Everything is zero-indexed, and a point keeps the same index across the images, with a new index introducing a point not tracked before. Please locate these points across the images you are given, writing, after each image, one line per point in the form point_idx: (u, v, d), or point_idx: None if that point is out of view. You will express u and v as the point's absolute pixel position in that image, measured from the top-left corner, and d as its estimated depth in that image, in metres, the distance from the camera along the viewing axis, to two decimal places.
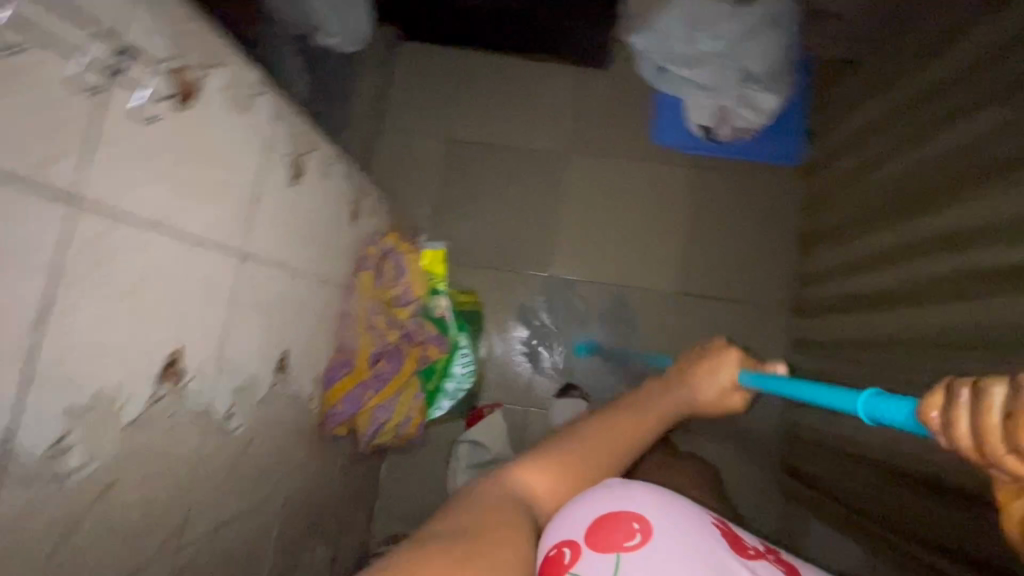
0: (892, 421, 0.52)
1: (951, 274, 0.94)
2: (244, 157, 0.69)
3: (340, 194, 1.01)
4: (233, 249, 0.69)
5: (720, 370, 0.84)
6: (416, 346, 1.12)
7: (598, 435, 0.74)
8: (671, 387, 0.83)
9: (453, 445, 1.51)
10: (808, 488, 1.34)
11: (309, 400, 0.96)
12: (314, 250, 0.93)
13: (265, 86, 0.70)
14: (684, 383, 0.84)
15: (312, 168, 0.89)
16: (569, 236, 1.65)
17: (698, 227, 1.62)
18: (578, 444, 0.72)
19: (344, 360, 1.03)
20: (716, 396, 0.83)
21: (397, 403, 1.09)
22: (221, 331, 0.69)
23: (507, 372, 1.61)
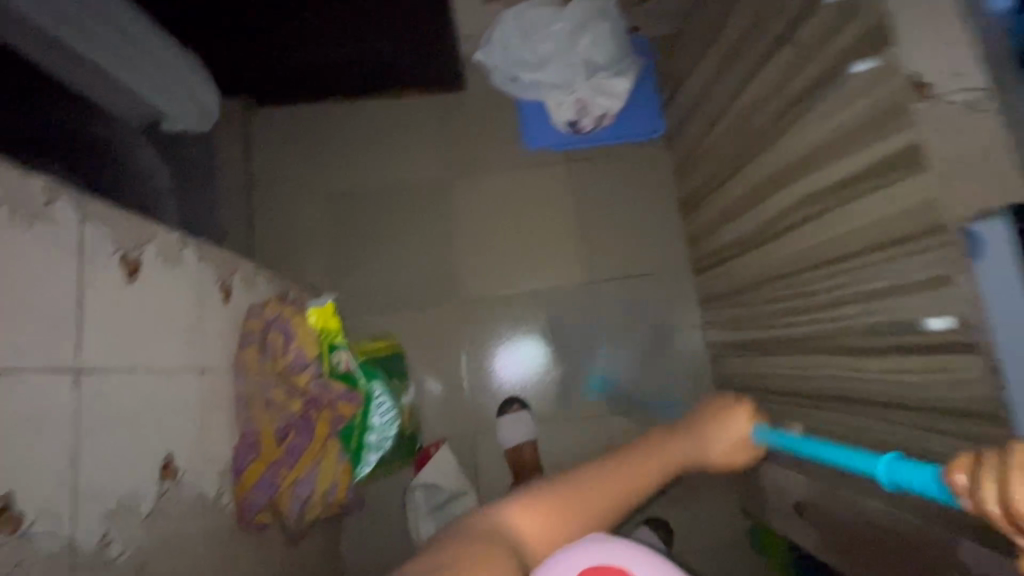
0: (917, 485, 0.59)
1: (795, 202, 1.02)
2: (51, 269, 0.64)
3: (200, 277, 0.96)
4: (64, 367, 0.65)
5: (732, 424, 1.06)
6: (325, 408, 1.07)
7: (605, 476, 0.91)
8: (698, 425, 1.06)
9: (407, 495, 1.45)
10: (752, 431, 1.39)
11: (214, 496, 0.91)
12: (182, 343, 0.89)
13: (57, 191, 0.66)
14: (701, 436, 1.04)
15: (156, 260, 0.85)
16: (469, 255, 1.66)
17: (588, 216, 1.68)
18: (585, 482, 0.89)
19: (249, 445, 0.98)
20: (724, 447, 1.05)
21: (318, 472, 1.04)
22: (70, 456, 0.64)
23: (445, 406, 1.59)
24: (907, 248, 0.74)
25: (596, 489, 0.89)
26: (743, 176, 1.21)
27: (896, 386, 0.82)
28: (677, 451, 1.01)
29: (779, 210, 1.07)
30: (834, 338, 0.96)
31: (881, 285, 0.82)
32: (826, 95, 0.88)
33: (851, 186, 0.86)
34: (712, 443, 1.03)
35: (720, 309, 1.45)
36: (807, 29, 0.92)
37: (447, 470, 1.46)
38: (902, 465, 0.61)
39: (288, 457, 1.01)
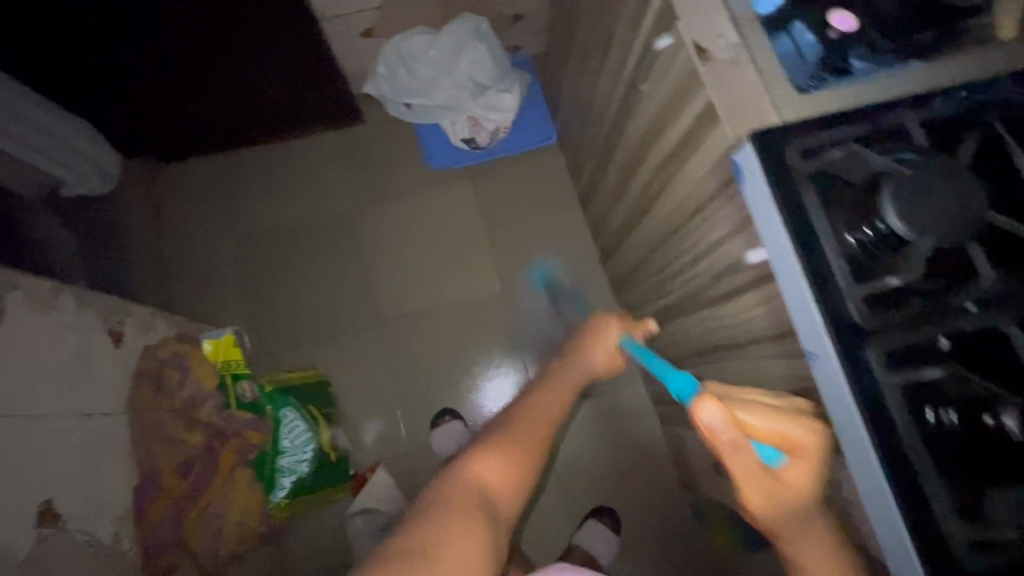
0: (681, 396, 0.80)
1: (651, 175, 1.11)
2: None
3: (84, 321, 0.97)
4: None
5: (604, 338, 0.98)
6: (231, 438, 1.09)
7: (515, 428, 0.84)
8: (576, 348, 0.97)
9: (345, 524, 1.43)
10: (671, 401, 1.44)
11: (112, 539, 0.89)
12: (63, 386, 0.89)
13: None
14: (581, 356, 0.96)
15: (23, 307, 0.86)
16: (386, 277, 1.70)
17: (498, 224, 1.75)
18: (503, 438, 0.82)
19: (149, 483, 0.98)
20: (606, 360, 0.97)
21: (230, 500, 1.05)
22: None
23: (378, 429, 1.59)
24: (722, 195, 0.83)
25: (519, 435, 0.83)
26: (614, 161, 1.30)
27: (745, 322, 0.89)
28: (571, 375, 0.95)
29: (642, 186, 1.16)
30: (700, 293, 1.03)
31: (714, 233, 0.90)
32: (649, 73, 0.97)
33: (679, 149, 0.94)
34: (594, 361, 0.96)
35: (625, 291, 1.52)
36: (626, 20, 1.02)
37: (384, 492, 1.44)
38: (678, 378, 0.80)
39: (194, 491, 1.03)
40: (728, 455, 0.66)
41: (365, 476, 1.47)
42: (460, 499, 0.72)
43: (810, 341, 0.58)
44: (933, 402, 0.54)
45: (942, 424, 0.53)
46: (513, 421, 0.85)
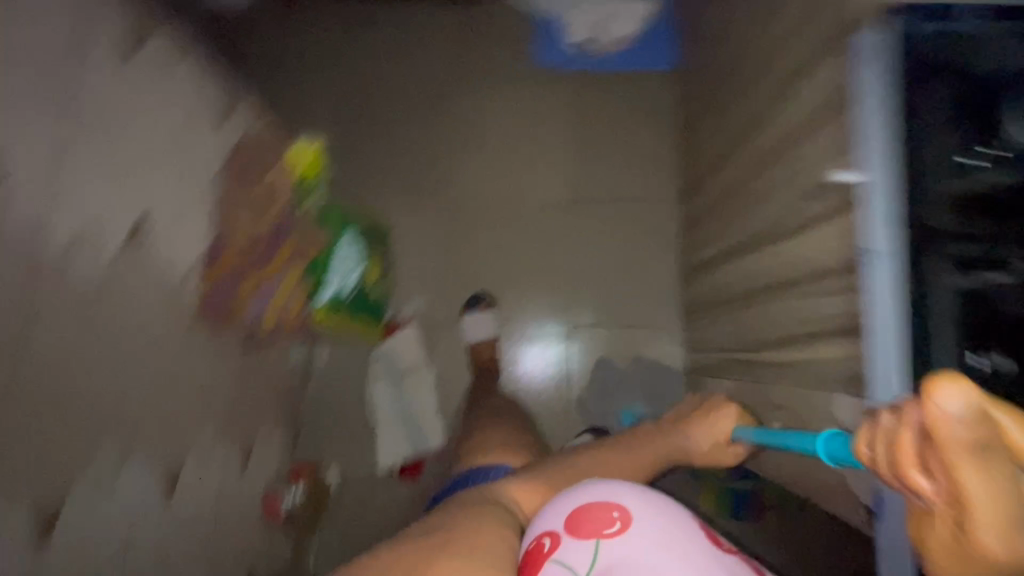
0: (845, 461, 0.61)
1: (760, 99, 1.04)
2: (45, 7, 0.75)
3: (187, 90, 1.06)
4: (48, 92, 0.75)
5: (720, 418, 1.04)
6: (290, 236, 1.24)
7: (587, 462, 0.93)
8: (683, 425, 1.06)
9: (365, 360, 1.57)
10: (706, 350, 1.41)
11: (184, 278, 1.01)
12: (164, 133, 0.98)
13: None
14: (681, 426, 1.06)
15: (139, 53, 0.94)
16: (466, 157, 1.72)
17: (587, 138, 1.72)
18: (563, 466, 0.90)
19: (219, 247, 1.11)
20: (710, 444, 1.03)
21: (279, 283, 1.21)
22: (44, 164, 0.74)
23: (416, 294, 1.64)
24: (831, 110, 0.76)
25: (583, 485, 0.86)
26: (729, 84, 1.23)
27: (809, 255, 0.84)
28: (661, 443, 1.02)
29: (748, 111, 1.10)
30: (773, 226, 0.98)
31: (809, 157, 0.84)
32: None
33: (796, 65, 0.88)
34: (693, 431, 1.04)
35: (697, 232, 1.48)
36: None
37: (407, 345, 1.57)
38: (834, 443, 0.62)
39: (252, 266, 1.17)
40: (907, 451, 0.46)
41: (393, 329, 1.57)
42: (494, 521, 0.70)
43: (880, 238, 0.64)
44: (930, 353, 0.63)
45: (932, 366, 0.63)
46: (580, 460, 0.93)
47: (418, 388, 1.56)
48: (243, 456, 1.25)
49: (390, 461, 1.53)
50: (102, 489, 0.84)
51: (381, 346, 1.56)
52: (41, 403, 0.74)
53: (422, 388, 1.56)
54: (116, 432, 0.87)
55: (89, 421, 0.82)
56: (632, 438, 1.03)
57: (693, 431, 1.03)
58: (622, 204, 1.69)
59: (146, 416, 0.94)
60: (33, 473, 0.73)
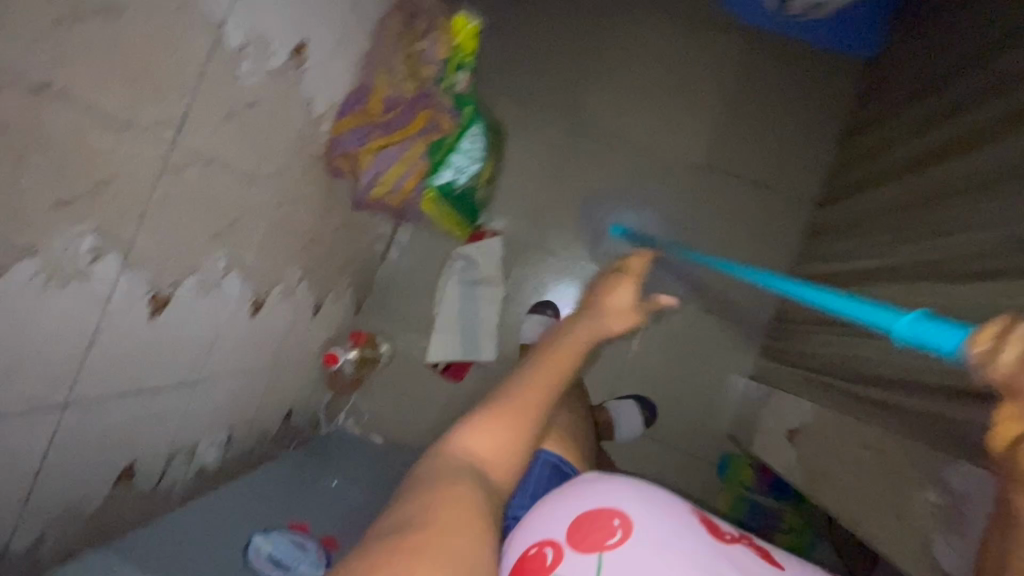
0: (931, 346, 0.47)
1: (994, 120, 0.90)
2: None
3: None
4: None
5: (615, 291, 0.82)
6: (430, 108, 1.13)
7: (531, 381, 0.73)
8: (600, 301, 0.82)
9: (449, 259, 1.56)
10: (783, 363, 1.33)
11: (319, 116, 1.00)
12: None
13: None
14: (595, 312, 0.80)
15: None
16: (607, 82, 1.57)
17: (740, 104, 1.56)
18: (514, 398, 0.71)
19: (360, 96, 1.07)
20: (627, 315, 0.80)
21: (404, 152, 1.11)
22: None
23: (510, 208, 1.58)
24: None
25: (528, 397, 0.71)
26: (951, 92, 1.06)
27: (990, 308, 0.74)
28: (587, 333, 0.78)
29: (970, 130, 0.95)
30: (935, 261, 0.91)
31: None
32: None
33: None
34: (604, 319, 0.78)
35: (829, 244, 1.36)
36: None
37: (491, 255, 1.54)
38: (920, 322, 0.48)
39: (385, 126, 1.09)
40: None
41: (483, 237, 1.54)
42: (455, 469, 0.64)
43: None
44: None
45: None
46: (519, 374, 0.75)
47: (488, 300, 1.55)
48: (315, 302, 1.30)
49: (440, 356, 1.56)
50: (205, 289, 0.89)
51: (466, 249, 1.53)
52: (181, 191, 0.76)
53: (492, 301, 1.54)
54: (230, 242, 0.90)
55: (211, 223, 0.84)
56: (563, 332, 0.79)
57: (605, 314, 0.79)
58: (751, 185, 1.55)
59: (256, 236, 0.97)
60: (162, 254, 0.77)
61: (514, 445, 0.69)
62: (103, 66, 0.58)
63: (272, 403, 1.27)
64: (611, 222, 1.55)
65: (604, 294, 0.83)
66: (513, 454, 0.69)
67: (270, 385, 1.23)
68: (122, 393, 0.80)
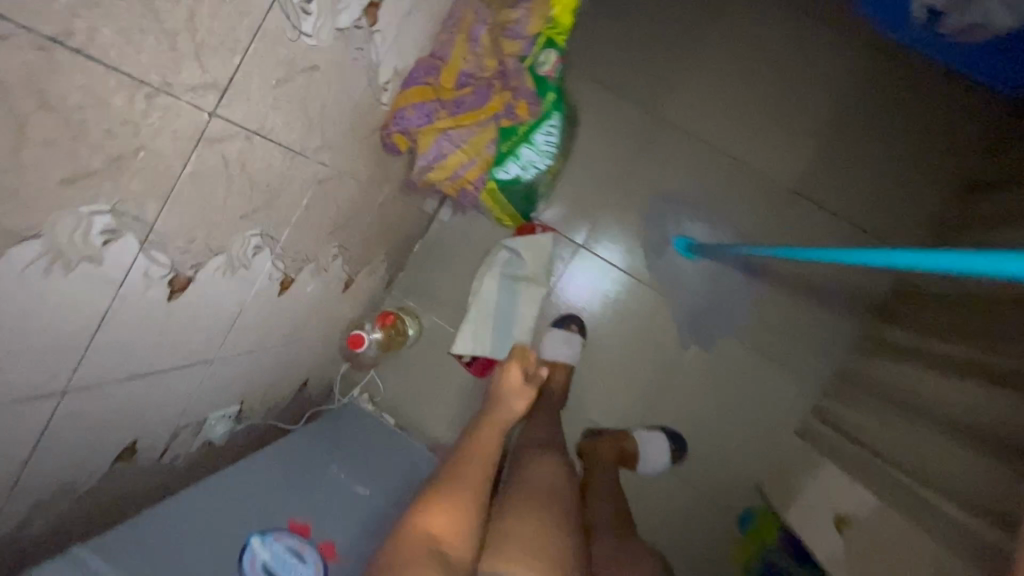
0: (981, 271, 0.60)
1: None
2: None
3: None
4: None
5: (506, 370, 1.15)
6: (508, 91, 0.97)
7: (449, 475, 0.95)
8: (498, 384, 1.16)
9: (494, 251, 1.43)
10: (841, 435, 1.19)
11: (382, 87, 0.87)
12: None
13: None
14: (498, 394, 1.16)
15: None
16: (703, 80, 1.39)
17: (850, 130, 1.37)
18: (443, 488, 0.92)
19: (432, 67, 0.92)
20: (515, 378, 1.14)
21: (468, 139, 0.97)
22: None
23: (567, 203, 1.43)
24: None
25: (454, 495, 0.90)
26: None
27: None
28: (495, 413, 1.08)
29: None
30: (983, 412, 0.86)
31: None
32: None
33: None
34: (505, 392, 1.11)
35: (922, 311, 1.18)
36: None
37: (539, 252, 1.41)
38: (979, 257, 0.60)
39: (454, 107, 0.94)
40: None
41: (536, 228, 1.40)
42: (411, 551, 0.80)
43: None
44: None
45: None
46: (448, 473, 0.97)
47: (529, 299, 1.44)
48: (347, 280, 1.21)
49: (466, 350, 1.43)
50: (232, 269, 0.79)
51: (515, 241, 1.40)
52: (217, 164, 0.65)
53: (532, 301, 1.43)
54: (266, 221, 0.80)
55: (246, 197, 0.73)
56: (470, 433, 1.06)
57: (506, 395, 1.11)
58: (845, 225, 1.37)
59: (295, 214, 0.86)
60: (189, 236, 0.67)
61: (455, 527, 0.85)
62: (135, 12, 0.46)
63: (289, 377, 1.20)
64: (678, 236, 1.39)
65: (504, 372, 1.15)
66: (457, 534, 0.84)
67: (290, 358, 1.15)
68: (133, 375, 0.73)
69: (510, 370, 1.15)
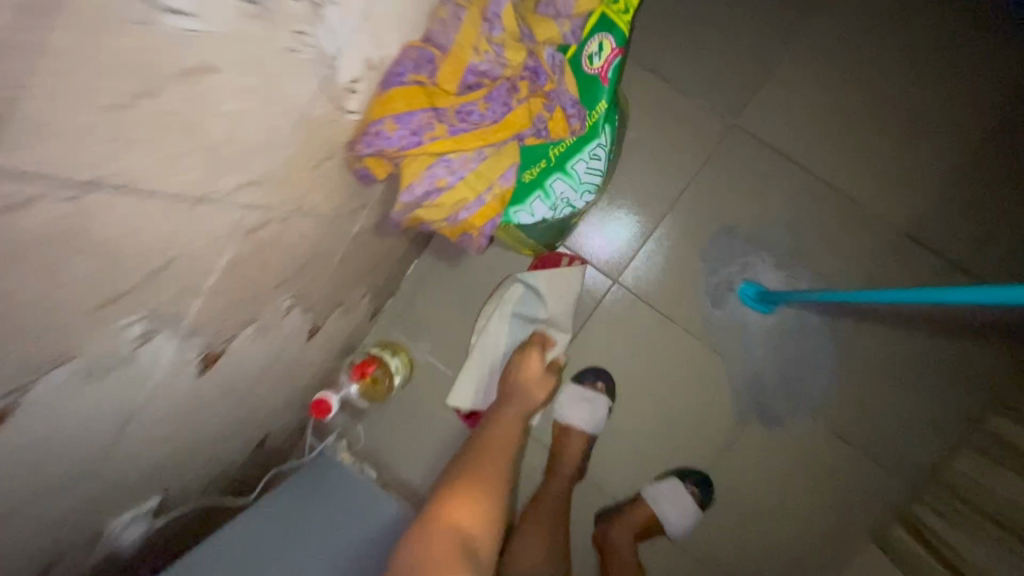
0: None
1: None
2: None
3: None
4: None
5: (528, 359, 1.09)
6: (540, 96, 0.65)
7: (454, 489, 0.86)
8: (512, 381, 1.07)
9: (510, 284, 1.14)
10: (937, 563, 0.91)
11: (344, 88, 0.56)
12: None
13: None
14: (507, 398, 1.06)
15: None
16: (790, 82, 1.08)
17: (983, 156, 1.04)
18: (450, 498, 0.84)
19: (426, 59, 0.60)
20: (537, 372, 1.08)
21: (474, 168, 0.66)
22: None
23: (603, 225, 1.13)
24: None
25: (484, 455, 0.94)
26: None
27: None
28: (512, 403, 1.05)
29: None
30: None
31: None
32: None
33: None
34: (525, 382, 1.07)
35: None
36: None
37: (562, 286, 1.12)
38: None
39: (456, 120, 0.62)
40: None
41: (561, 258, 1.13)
42: (437, 546, 0.73)
43: None
44: None
45: None
46: (453, 485, 0.87)
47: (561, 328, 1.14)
48: (311, 327, 0.93)
49: (463, 403, 1.18)
50: (94, 375, 0.50)
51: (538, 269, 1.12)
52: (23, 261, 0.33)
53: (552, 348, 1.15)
54: (154, 299, 0.51)
55: (107, 285, 0.43)
56: (472, 444, 0.97)
57: (524, 387, 1.06)
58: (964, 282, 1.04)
59: (211, 277, 0.57)
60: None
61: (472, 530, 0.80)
62: None
63: (236, 443, 0.95)
64: (744, 281, 1.08)
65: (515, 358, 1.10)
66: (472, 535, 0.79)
67: (231, 426, 0.88)
68: None
69: (530, 352, 1.09)
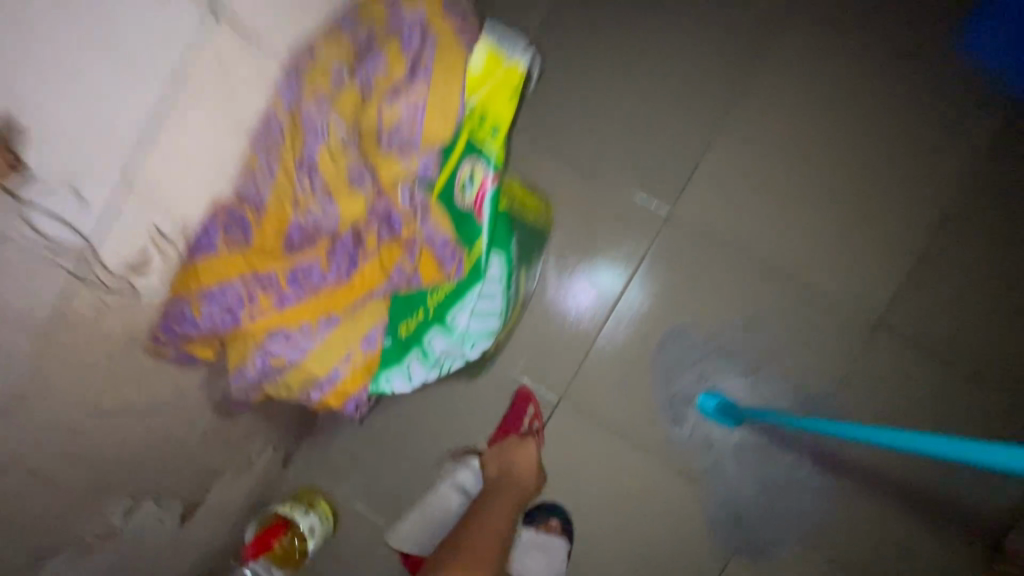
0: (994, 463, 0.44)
1: None
2: None
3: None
4: None
5: (522, 448, 0.94)
6: (398, 244, 0.54)
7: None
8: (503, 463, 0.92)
9: (447, 411, 1.01)
10: None
11: (121, 265, 0.44)
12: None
13: None
14: (499, 477, 0.91)
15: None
16: (729, 159, 0.96)
17: (957, 224, 0.92)
18: None
19: (236, 219, 0.48)
20: (530, 466, 0.92)
21: (324, 336, 0.53)
22: None
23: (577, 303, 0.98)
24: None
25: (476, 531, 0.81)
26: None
27: None
28: (507, 483, 0.90)
29: None
30: None
31: None
32: None
33: None
34: (515, 471, 0.91)
35: None
36: None
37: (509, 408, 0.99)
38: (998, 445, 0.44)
39: (289, 286, 0.50)
40: None
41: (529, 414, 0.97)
42: None
43: None
44: None
45: None
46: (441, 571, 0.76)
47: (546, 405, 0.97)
48: (185, 510, 0.75)
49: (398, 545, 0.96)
50: None
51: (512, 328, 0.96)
52: None
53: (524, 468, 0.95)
54: None
55: None
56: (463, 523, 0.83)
57: (517, 466, 0.91)
58: (953, 367, 0.92)
59: None
60: None
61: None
62: None
63: None
64: (705, 392, 0.94)
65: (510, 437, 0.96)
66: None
67: None
68: None
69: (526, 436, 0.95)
